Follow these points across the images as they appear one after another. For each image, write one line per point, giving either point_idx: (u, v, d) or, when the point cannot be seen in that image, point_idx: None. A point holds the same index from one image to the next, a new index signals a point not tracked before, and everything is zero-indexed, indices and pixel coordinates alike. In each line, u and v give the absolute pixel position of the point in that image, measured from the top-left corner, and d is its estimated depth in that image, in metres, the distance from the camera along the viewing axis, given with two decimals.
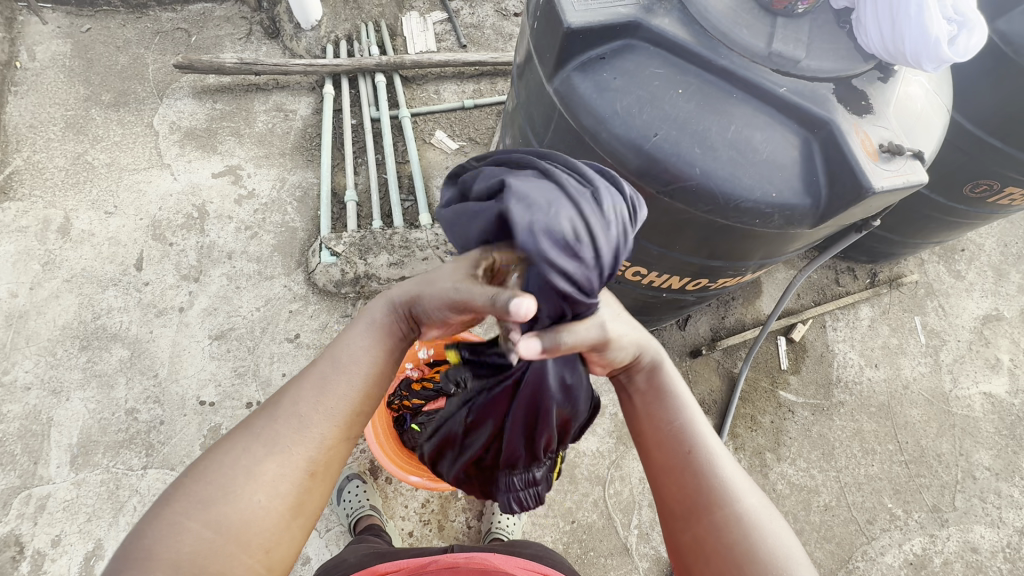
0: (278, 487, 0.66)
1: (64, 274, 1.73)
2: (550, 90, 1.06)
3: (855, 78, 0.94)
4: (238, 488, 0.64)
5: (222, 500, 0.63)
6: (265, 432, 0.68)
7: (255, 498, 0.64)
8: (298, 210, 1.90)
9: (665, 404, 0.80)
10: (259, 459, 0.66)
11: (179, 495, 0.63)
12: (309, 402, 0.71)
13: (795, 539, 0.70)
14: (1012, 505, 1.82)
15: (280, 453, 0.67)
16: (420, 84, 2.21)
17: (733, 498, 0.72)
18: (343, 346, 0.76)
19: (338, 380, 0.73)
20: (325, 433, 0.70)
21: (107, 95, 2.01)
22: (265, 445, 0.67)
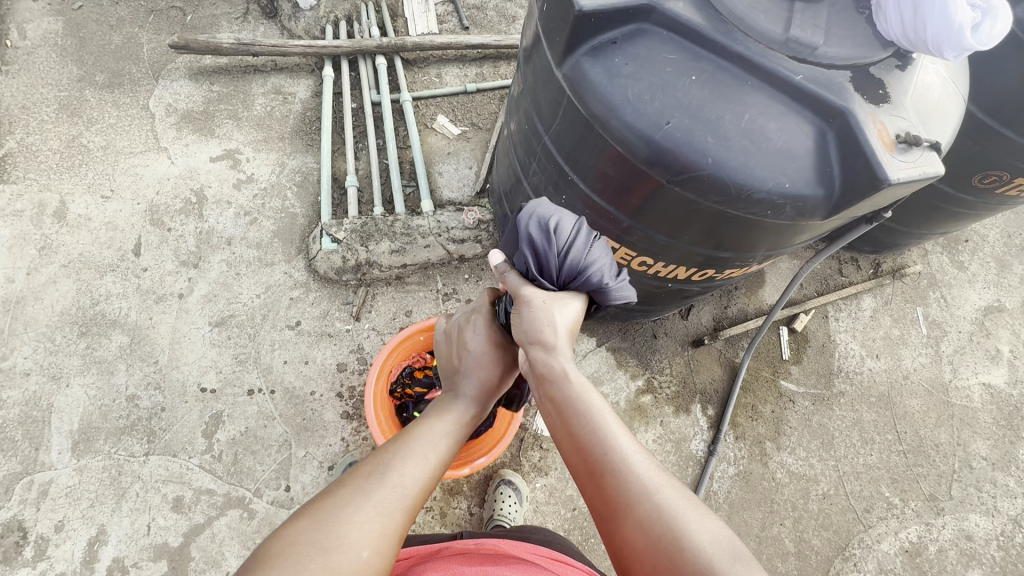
0: (382, 545, 0.66)
1: (61, 259, 1.70)
2: (559, 75, 1.03)
3: (872, 66, 0.91)
4: (349, 539, 0.63)
5: (339, 548, 0.62)
6: (376, 489, 0.70)
7: (363, 553, 0.64)
8: (298, 196, 1.87)
9: (577, 408, 0.78)
10: (372, 516, 0.67)
11: (295, 538, 0.62)
12: (414, 471, 0.74)
13: (718, 525, 0.68)
14: (1007, 495, 1.84)
15: (387, 515, 0.68)
16: (422, 67, 2.17)
17: (652, 492, 0.71)
18: (428, 431, 0.81)
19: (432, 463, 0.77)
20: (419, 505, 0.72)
21: (101, 76, 1.97)
22: (376, 506, 0.68)
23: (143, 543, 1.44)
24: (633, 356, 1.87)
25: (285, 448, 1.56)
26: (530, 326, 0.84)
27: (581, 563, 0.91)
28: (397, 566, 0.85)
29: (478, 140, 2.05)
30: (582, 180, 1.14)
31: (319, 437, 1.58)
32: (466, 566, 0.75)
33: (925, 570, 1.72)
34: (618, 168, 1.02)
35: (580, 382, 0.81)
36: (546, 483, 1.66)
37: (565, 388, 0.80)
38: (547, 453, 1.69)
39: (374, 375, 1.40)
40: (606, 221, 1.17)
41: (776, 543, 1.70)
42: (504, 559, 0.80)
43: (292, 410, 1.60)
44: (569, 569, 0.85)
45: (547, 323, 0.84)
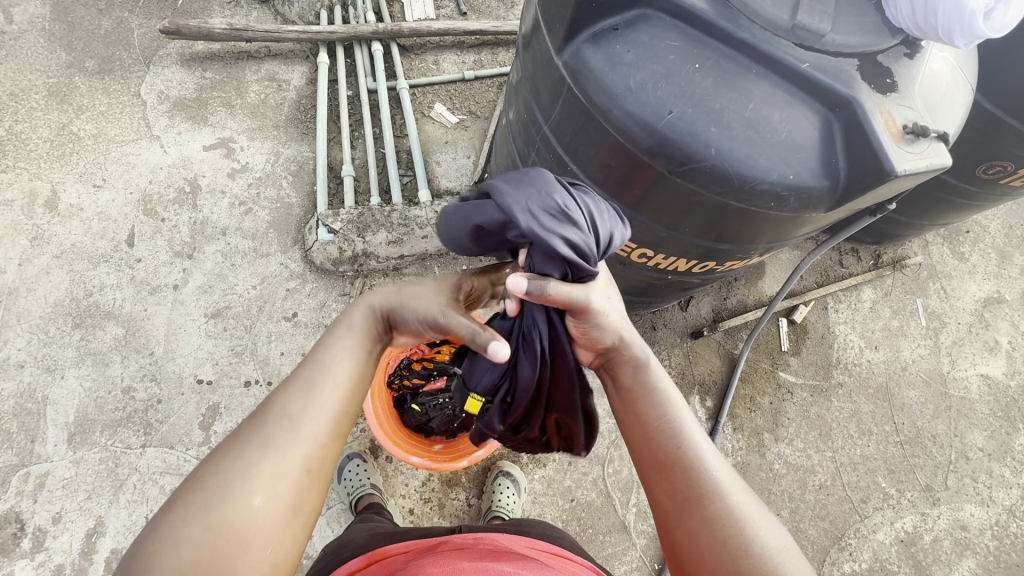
0: (273, 485, 0.65)
1: (53, 249, 1.68)
2: (559, 63, 1.01)
3: (880, 53, 0.89)
4: (236, 489, 0.63)
5: (216, 505, 0.62)
6: (257, 436, 0.68)
7: (254, 499, 0.64)
8: (294, 185, 1.85)
9: (653, 401, 0.81)
10: (253, 460, 0.66)
11: (179, 504, 0.62)
12: (297, 404, 0.72)
13: (782, 534, 0.70)
14: (1003, 485, 1.85)
15: (276, 452, 0.67)
16: (419, 54, 2.13)
17: (722, 493, 0.72)
18: (323, 356, 0.78)
19: (324, 389, 0.74)
20: (318, 431, 0.71)
21: (91, 62, 1.92)
22: (259, 447, 0.67)
23: None
24: None
25: None
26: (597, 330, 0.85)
27: (580, 558, 0.91)
28: (396, 560, 0.85)
29: (476, 129, 2.02)
30: (581, 171, 1.12)
31: None
32: (466, 560, 0.75)
33: (920, 559, 1.73)
34: (619, 158, 1.00)
35: (660, 379, 0.84)
36: (545, 474, 1.66)
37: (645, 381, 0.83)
38: None
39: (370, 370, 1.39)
40: None
41: None
42: (503, 554, 0.80)
43: None
44: (568, 564, 0.85)
45: (615, 320, 0.85)
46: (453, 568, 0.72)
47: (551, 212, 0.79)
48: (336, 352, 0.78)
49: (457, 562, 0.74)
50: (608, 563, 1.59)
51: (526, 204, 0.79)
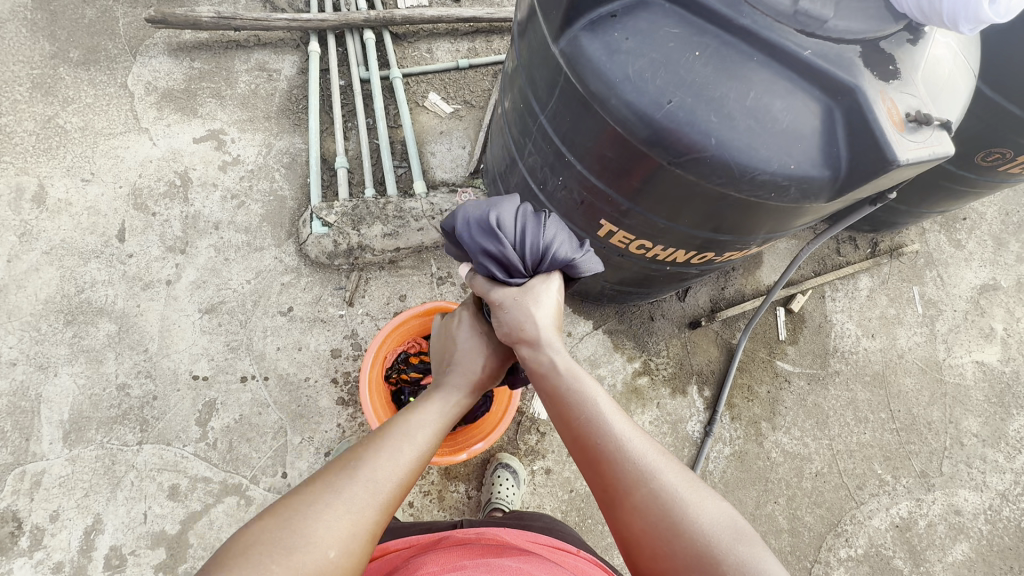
0: (350, 544, 0.63)
1: (42, 245, 1.65)
2: (556, 51, 0.99)
3: (883, 40, 0.88)
4: (317, 539, 0.61)
5: (302, 546, 0.60)
6: (341, 485, 0.66)
7: (329, 552, 0.61)
8: (287, 177, 1.82)
9: (569, 398, 0.79)
10: (333, 516, 0.63)
11: (256, 540, 0.59)
12: (387, 469, 0.69)
13: (716, 505, 0.69)
14: (996, 470, 1.87)
15: (357, 512, 0.65)
16: (412, 42, 2.09)
17: (650, 477, 0.70)
18: (415, 422, 0.78)
19: (409, 459, 0.73)
20: (392, 500, 0.69)
21: (75, 52, 1.88)
22: (344, 502, 0.65)
23: (140, 532, 1.44)
24: (630, 338, 1.86)
25: (280, 435, 1.55)
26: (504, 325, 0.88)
27: (581, 551, 0.91)
28: (398, 556, 0.85)
29: (471, 119, 1.99)
30: (579, 161, 1.10)
31: (315, 424, 1.57)
32: (468, 557, 0.75)
33: (915, 544, 1.75)
34: (617, 149, 0.99)
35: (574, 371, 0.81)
36: (544, 465, 1.66)
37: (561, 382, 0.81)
38: (544, 436, 1.69)
39: (369, 361, 1.38)
40: (605, 204, 1.14)
41: (770, 520, 1.73)
42: (505, 549, 0.79)
43: (286, 397, 1.58)
44: (570, 557, 0.85)
45: (520, 316, 0.85)
46: (455, 566, 0.71)
47: (481, 224, 0.92)
48: (425, 421, 0.79)
49: (459, 559, 0.73)
50: (607, 553, 1.60)
51: (467, 216, 0.94)
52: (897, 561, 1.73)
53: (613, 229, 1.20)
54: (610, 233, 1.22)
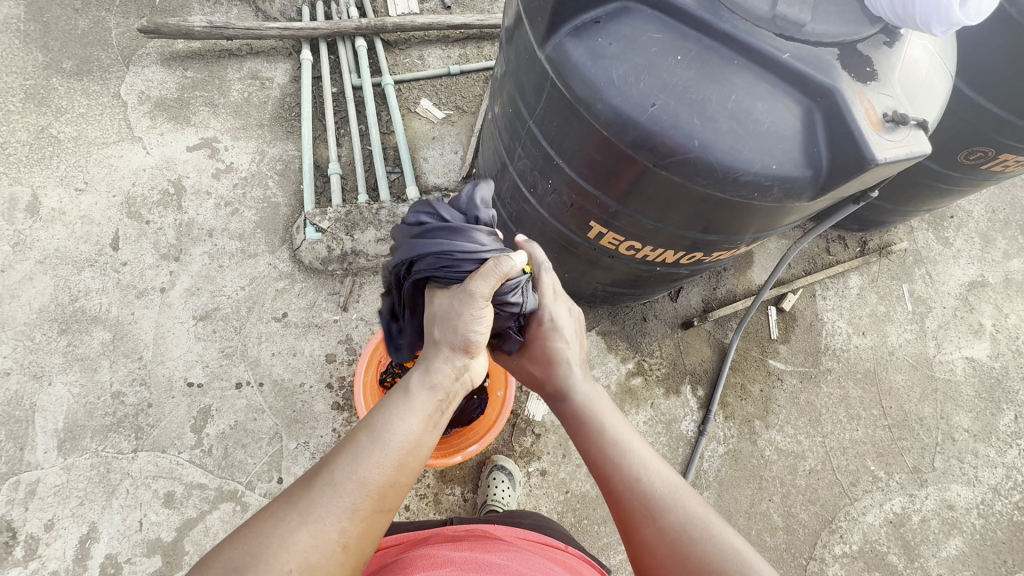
0: (309, 556, 0.62)
1: (36, 255, 1.66)
2: (542, 57, 1.01)
3: (860, 42, 0.90)
4: (271, 557, 0.60)
5: (256, 567, 0.59)
6: (298, 499, 0.65)
7: (286, 568, 0.60)
8: (280, 184, 1.83)
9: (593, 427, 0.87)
10: (290, 530, 0.62)
11: (216, 559, 0.60)
12: (343, 472, 0.67)
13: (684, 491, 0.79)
14: (988, 465, 1.89)
15: (315, 523, 0.64)
16: (403, 49, 2.11)
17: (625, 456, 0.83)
18: (384, 415, 0.73)
19: (376, 458, 0.69)
20: (357, 504, 0.67)
21: (68, 62, 1.89)
22: (300, 514, 0.64)
23: (136, 539, 1.44)
24: (623, 339, 1.88)
25: (275, 441, 1.55)
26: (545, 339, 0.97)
27: (570, 547, 0.92)
28: (388, 553, 0.86)
29: (463, 124, 2.01)
30: (567, 164, 1.11)
31: (309, 429, 1.58)
32: (456, 552, 0.76)
33: (909, 539, 1.77)
34: (603, 152, 1.00)
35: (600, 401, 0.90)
36: (539, 466, 1.67)
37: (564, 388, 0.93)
38: (539, 437, 1.70)
39: (363, 366, 1.40)
40: (593, 207, 1.16)
41: (765, 518, 1.74)
42: (494, 544, 0.81)
43: (281, 403, 1.59)
44: (559, 554, 0.87)
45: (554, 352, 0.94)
46: (444, 560, 0.73)
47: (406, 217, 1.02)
48: (397, 410, 0.74)
49: (447, 553, 0.75)
50: (603, 553, 1.61)
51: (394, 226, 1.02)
52: (891, 557, 1.74)
53: (602, 231, 1.21)
54: (599, 234, 1.24)
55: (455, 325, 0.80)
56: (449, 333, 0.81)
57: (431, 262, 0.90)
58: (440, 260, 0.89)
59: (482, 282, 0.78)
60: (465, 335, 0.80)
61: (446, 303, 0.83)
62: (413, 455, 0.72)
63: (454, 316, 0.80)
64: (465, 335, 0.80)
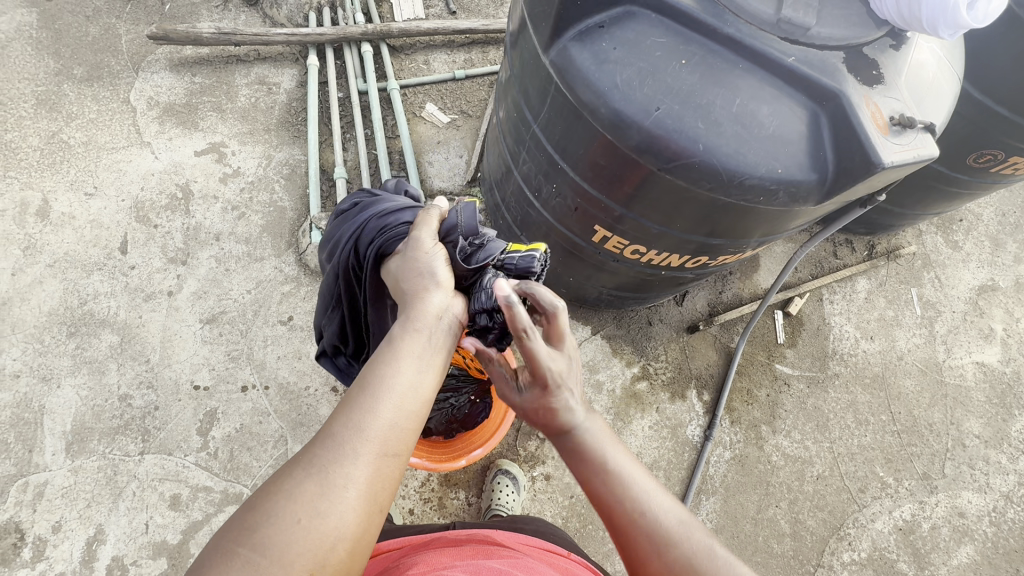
0: (319, 505, 0.59)
1: (46, 258, 1.68)
2: (546, 61, 1.01)
3: (866, 46, 0.89)
4: (281, 510, 0.58)
5: (265, 524, 0.57)
6: (301, 457, 0.63)
7: (297, 518, 0.57)
8: (287, 188, 1.84)
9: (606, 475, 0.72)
10: (296, 481, 0.60)
11: (230, 524, 0.57)
12: (342, 422, 0.65)
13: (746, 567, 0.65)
14: (1000, 472, 1.86)
15: (321, 474, 0.61)
16: (409, 54, 2.12)
17: (676, 541, 0.66)
18: (376, 365, 0.71)
19: (372, 403, 0.67)
20: (361, 453, 0.63)
21: (79, 69, 1.91)
22: (305, 467, 0.61)
23: (142, 542, 1.44)
24: (628, 343, 1.87)
25: (280, 444, 1.55)
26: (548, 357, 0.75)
27: (572, 555, 0.91)
28: (389, 558, 0.86)
29: (468, 128, 2.02)
30: (572, 168, 1.11)
31: (314, 432, 1.58)
32: (457, 557, 0.76)
33: (919, 547, 1.74)
34: (608, 156, 1.00)
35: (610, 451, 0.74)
36: (543, 471, 1.66)
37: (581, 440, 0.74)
38: (543, 442, 1.70)
39: None
40: (598, 210, 1.16)
41: (772, 525, 1.72)
42: (495, 550, 0.80)
43: (286, 406, 1.59)
44: (559, 560, 0.86)
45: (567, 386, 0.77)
46: (445, 565, 0.73)
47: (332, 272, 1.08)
48: (385, 359, 0.72)
49: (448, 559, 0.75)
50: (608, 559, 1.59)
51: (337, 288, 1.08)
52: (901, 565, 1.72)
53: (607, 235, 1.21)
54: (604, 238, 1.24)
55: (414, 272, 0.83)
56: (415, 279, 0.82)
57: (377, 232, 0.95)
58: (383, 223, 0.95)
59: (427, 230, 0.87)
60: (428, 274, 0.82)
61: (401, 261, 0.86)
62: (411, 397, 0.69)
63: (411, 263, 0.84)
64: (429, 275, 0.82)
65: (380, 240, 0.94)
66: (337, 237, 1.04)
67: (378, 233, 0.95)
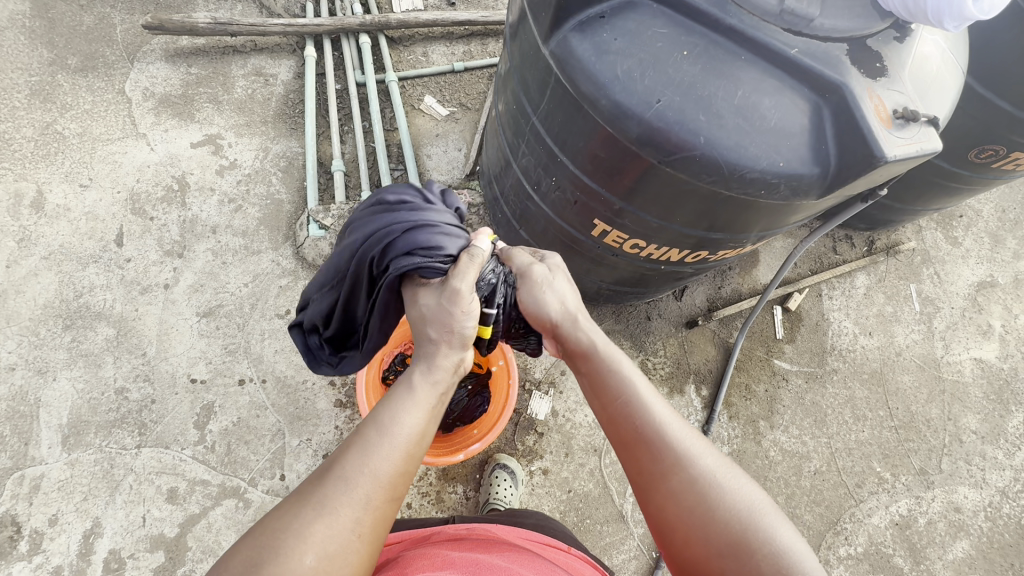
0: (328, 545, 0.60)
1: (41, 250, 1.66)
2: (546, 52, 1.00)
3: (869, 38, 0.88)
4: (288, 548, 0.58)
5: (272, 562, 0.57)
6: (311, 493, 0.64)
7: (307, 557, 0.58)
8: (284, 181, 1.83)
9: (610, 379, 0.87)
10: (306, 520, 0.61)
11: (232, 559, 0.58)
12: (354, 462, 0.67)
13: (756, 488, 0.73)
14: (996, 467, 1.87)
15: (331, 513, 0.62)
16: (407, 46, 2.10)
17: (688, 462, 0.75)
18: (389, 410, 0.75)
19: (384, 445, 0.70)
20: (371, 495, 0.66)
21: (73, 59, 1.89)
22: (316, 506, 0.62)
23: (139, 535, 1.44)
24: (627, 338, 1.87)
25: (278, 438, 1.55)
26: (540, 304, 0.98)
27: (573, 550, 0.91)
28: (390, 552, 0.86)
29: (467, 121, 2.00)
30: (571, 161, 1.10)
31: (312, 426, 1.57)
32: (457, 551, 0.76)
33: (915, 542, 1.75)
34: (608, 149, 0.99)
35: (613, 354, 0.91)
36: (542, 465, 1.66)
37: (596, 361, 0.90)
38: (542, 436, 1.69)
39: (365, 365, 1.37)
40: (598, 204, 1.15)
41: None
42: (495, 545, 0.81)
43: (284, 399, 1.59)
44: (561, 555, 0.86)
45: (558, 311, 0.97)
46: (445, 559, 0.73)
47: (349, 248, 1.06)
48: (401, 404, 0.76)
49: (448, 553, 0.75)
50: (605, 553, 1.60)
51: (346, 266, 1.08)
52: (897, 560, 1.72)
53: (607, 229, 1.20)
54: (603, 232, 1.23)
55: (447, 320, 0.87)
56: (441, 327, 0.87)
57: (417, 251, 0.94)
58: (427, 247, 0.94)
59: (465, 280, 0.90)
60: (457, 327, 0.87)
61: (433, 301, 0.90)
62: (418, 444, 0.74)
63: (444, 313, 0.88)
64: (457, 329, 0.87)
65: (420, 262, 0.93)
66: (370, 227, 1.01)
67: (419, 250, 0.94)
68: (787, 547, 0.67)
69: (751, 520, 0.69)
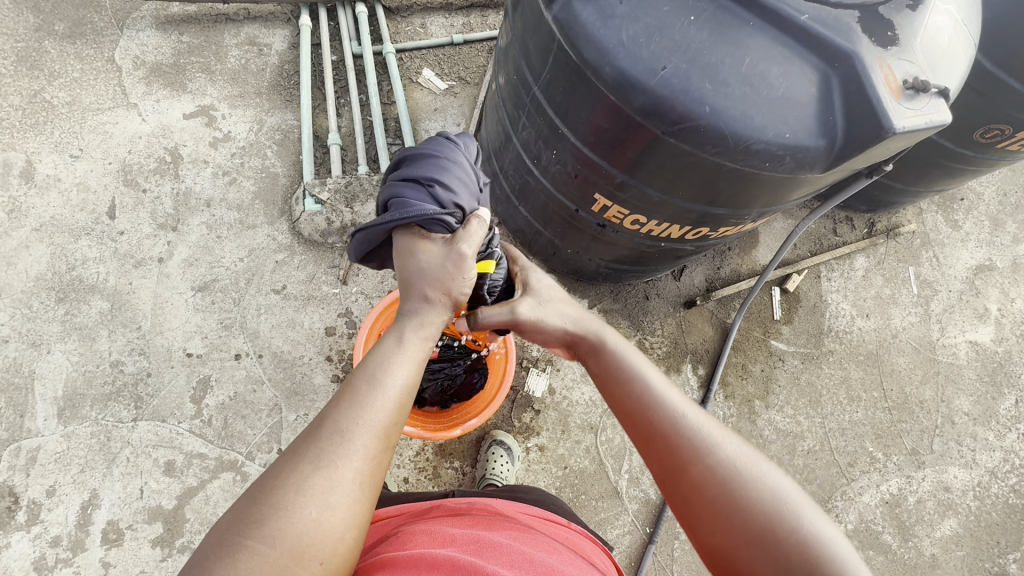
0: (329, 498, 0.60)
1: (32, 222, 1.64)
2: (549, 18, 0.97)
3: (882, 5, 0.86)
4: (289, 503, 0.59)
5: (273, 516, 0.57)
6: (304, 448, 0.63)
7: (308, 511, 0.59)
8: (279, 155, 1.80)
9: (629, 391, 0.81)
10: (304, 475, 0.61)
11: (232, 520, 0.58)
12: (349, 417, 0.66)
13: (787, 477, 0.70)
14: (986, 448, 1.89)
15: (327, 469, 0.62)
16: (406, 17, 2.04)
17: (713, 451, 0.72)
18: (380, 362, 0.73)
19: (378, 398, 0.69)
20: (368, 447, 0.65)
21: (61, 25, 1.83)
22: (312, 461, 0.62)
23: (137, 506, 1.45)
24: (625, 317, 1.87)
25: (275, 412, 1.55)
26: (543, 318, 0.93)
27: (573, 524, 0.92)
28: (390, 525, 0.87)
29: (466, 96, 1.96)
30: (572, 133, 1.08)
31: (309, 401, 1.57)
32: (458, 529, 0.76)
33: (904, 520, 1.78)
34: (611, 119, 0.97)
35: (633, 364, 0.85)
36: (538, 442, 1.67)
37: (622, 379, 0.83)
38: (539, 413, 1.70)
39: (363, 339, 1.36)
40: (598, 178, 1.13)
41: None
42: (497, 522, 0.80)
43: (281, 374, 1.58)
44: (560, 529, 0.86)
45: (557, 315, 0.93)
46: (446, 537, 0.73)
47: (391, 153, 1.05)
48: (390, 356, 0.75)
49: (448, 530, 0.75)
50: (600, 527, 1.62)
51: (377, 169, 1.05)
52: (885, 536, 1.76)
53: (607, 204, 1.19)
54: (603, 208, 1.22)
55: (444, 281, 0.83)
56: (437, 286, 0.83)
57: (432, 196, 0.90)
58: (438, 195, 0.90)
59: (471, 245, 0.85)
60: (454, 289, 0.83)
61: (436, 260, 0.84)
62: (411, 394, 0.73)
63: (443, 275, 0.83)
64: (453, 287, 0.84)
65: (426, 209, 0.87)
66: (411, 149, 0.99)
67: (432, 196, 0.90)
68: (814, 534, 0.65)
69: (775, 511, 0.66)
